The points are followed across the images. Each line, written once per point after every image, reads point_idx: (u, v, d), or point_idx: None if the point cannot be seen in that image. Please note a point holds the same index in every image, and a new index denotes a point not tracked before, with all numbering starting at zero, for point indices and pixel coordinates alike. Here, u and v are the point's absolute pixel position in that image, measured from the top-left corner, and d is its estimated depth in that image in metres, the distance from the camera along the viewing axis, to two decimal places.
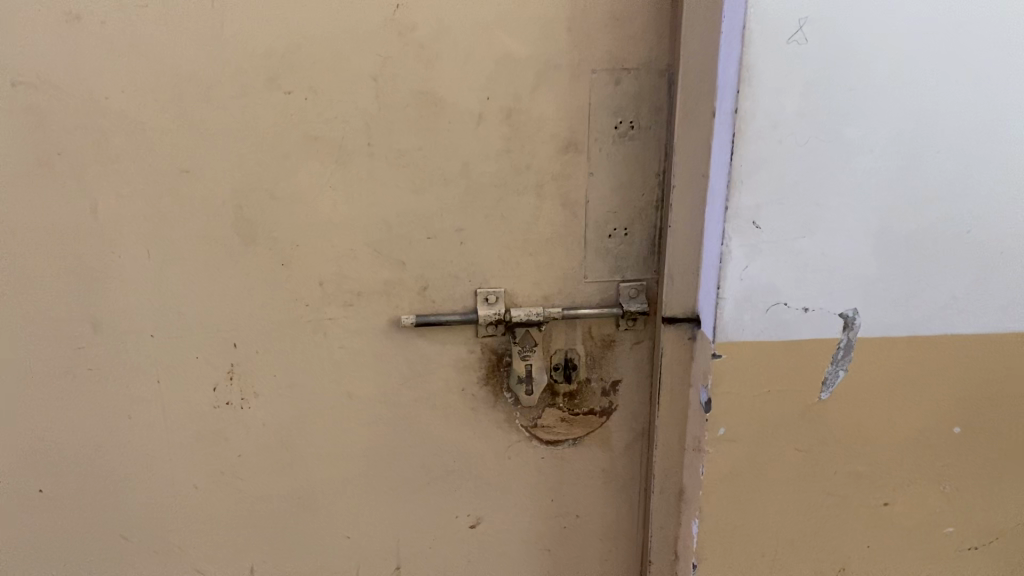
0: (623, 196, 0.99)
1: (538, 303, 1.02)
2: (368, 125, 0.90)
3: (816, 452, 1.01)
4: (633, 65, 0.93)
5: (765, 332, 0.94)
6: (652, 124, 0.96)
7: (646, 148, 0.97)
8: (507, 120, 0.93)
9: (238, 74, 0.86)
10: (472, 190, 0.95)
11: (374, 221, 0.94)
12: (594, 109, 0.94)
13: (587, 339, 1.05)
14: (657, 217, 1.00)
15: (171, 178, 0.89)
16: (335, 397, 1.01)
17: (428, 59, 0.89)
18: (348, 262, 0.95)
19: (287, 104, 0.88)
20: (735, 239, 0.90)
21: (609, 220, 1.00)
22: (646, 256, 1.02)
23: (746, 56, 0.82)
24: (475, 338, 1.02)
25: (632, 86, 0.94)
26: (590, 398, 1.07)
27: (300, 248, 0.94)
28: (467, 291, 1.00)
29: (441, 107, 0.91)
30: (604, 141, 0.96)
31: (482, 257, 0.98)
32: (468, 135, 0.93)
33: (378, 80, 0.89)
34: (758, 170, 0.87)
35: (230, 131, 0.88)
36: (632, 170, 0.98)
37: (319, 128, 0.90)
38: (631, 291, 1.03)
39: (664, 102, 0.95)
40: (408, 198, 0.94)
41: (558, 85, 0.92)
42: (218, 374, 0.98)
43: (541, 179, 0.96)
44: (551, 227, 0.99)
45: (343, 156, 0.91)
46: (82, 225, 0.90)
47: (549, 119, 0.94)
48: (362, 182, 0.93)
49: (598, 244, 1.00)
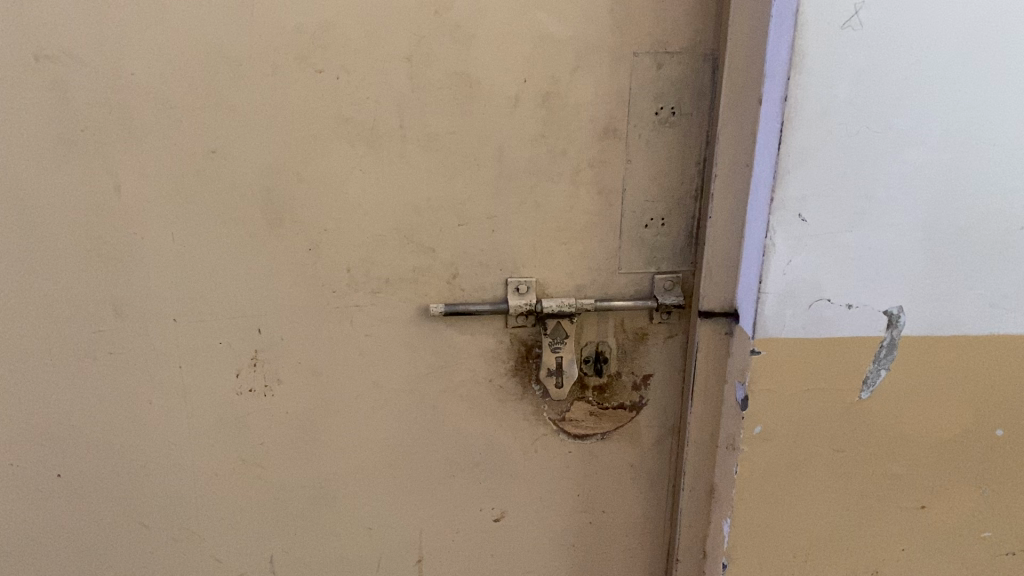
0: (661, 185, 0.95)
1: (570, 293, 0.99)
2: (401, 107, 0.88)
3: (853, 452, 0.98)
4: (677, 49, 0.90)
5: (806, 329, 0.91)
6: (694, 110, 0.93)
7: (687, 135, 0.93)
8: (544, 104, 0.90)
9: (268, 51, 0.83)
10: (506, 176, 0.92)
11: (405, 206, 0.91)
12: (635, 94, 0.91)
13: (619, 332, 1.01)
14: (696, 207, 0.97)
15: (197, 160, 0.87)
16: (359, 387, 0.98)
17: (465, 40, 0.86)
18: (377, 248, 0.93)
19: (318, 83, 0.85)
20: (779, 231, 0.87)
21: (646, 209, 0.96)
22: (682, 247, 0.99)
23: (798, 42, 0.79)
24: (504, 329, 0.99)
25: (675, 71, 0.91)
26: (620, 393, 1.04)
27: (328, 233, 0.91)
28: (498, 281, 0.97)
29: (476, 89, 0.88)
30: (643, 128, 0.93)
31: (514, 245, 0.96)
32: (504, 119, 0.90)
33: (412, 60, 0.86)
34: (805, 161, 0.84)
35: (258, 111, 0.85)
36: (672, 159, 0.94)
37: (350, 109, 0.87)
38: (666, 284, 0.99)
39: (707, 89, 0.92)
40: (439, 182, 0.91)
41: (598, 68, 0.89)
42: (241, 361, 0.95)
43: (577, 166, 0.93)
44: (586, 216, 0.96)
45: (375, 138, 0.88)
46: (105, 205, 0.87)
47: (587, 104, 0.91)
48: (394, 166, 0.90)
49: (633, 234, 0.97)
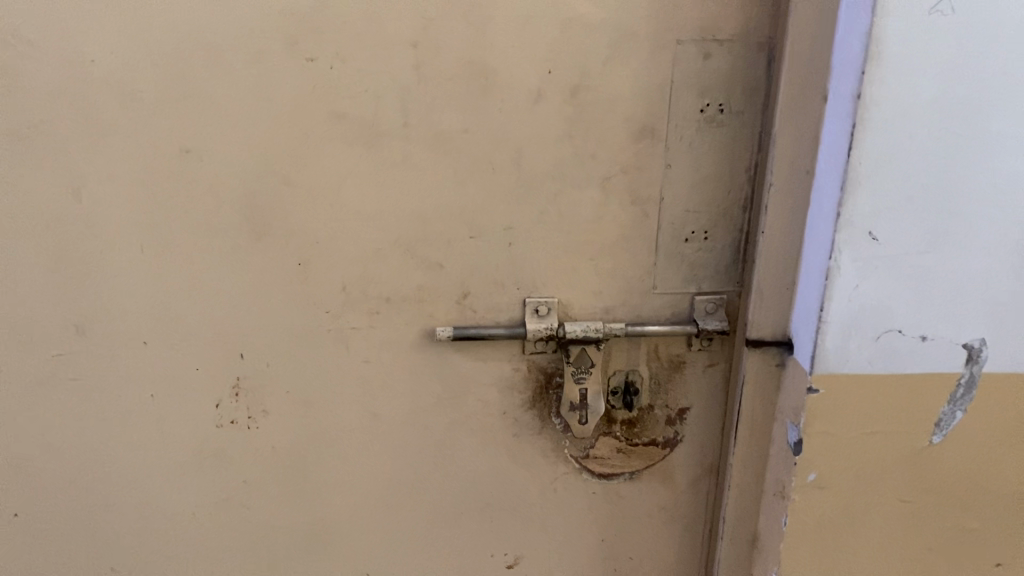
0: (704, 193, 0.83)
1: (597, 315, 0.86)
2: (406, 101, 0.75)
3: (920, 503, 0.85)
4: (727, 36, 0.77)
5: (872, 364, 0.79)
6: (746, 107, 0.80)
7: (736, 135, 0.81)
8: (571, 99, 0.77)
9: (251, 35, 0.71)
10: (525, 182, 0.80)
11: (409, 215, 0.79)
12: (678, 88, 0.78)
13: (653, 360, 0.89)
14: (744, 219, 0.84)
15: (170, 160, 0.75)
16: (356, 419, 0.86)
17: (481, 24, 0.74)
18: (376, 263, 0.81)
19: (309, 72, 0.73)
20: (845, 251, 0.74)
21: (687, 221, 0.84)
22: (728, 265, 0.86)
23: (876, 28, 0.66)
24: (522, 356, 0.86)
25: (725, 62, 0.78)
26: (653, 428, 0.92)
27: (321, 245, 0.79)
28: (515, 302, 0.85)
29: (494, 81, 0.76)
30: (686, 127, 0.80)
31: (533, 261, 0.83)
32: (524, 116, 0.77)
33: (419, 47, 0.74)
34: (879, 170, 0.71)
35: (239, 104, 0.73)
36: (718, 163, 0.82)
37: (347, 104, 0.75)
38: (708, 306, 0.87)
39: (762, 84, 0.79)
40: (449, 188, 0.79)
41: (635, 58, 0.77)
42: (222, 390, 0.83)
43: (608, 170, 0.81)
44: (617, 228, 0.83)
45: (375, 137, 0.76)
46: (64, 211, 0.76)
47: (622, 100, 0.78)
48: (397, 170, 0.78)
49: (671, 249, 0.85)
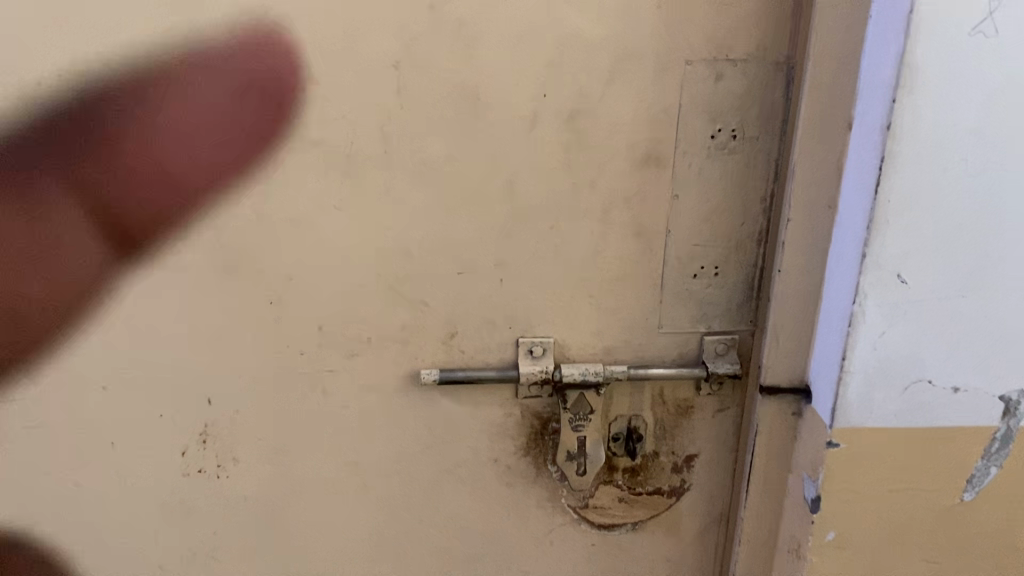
0: (715, 226, 0.76)
1: (596, 356, 0.79)
2: (386, 126, 0.69)
3: (948, 564, 0.78)
4: (742, 55, 0.70)
5: (898, 417, 0.71)
6: (762, 133, 0.73)
7: (751, 164, 0.73)
8: (569, 124, 0.70)
9: (214, 55, 0.65)
10: (518, 213, 0.73)
11: (390, 250, 0.73)
12: (686, 112, 0.71)
13: (657, 405, 0.82)
14: (759, 254, 0.77)
15: (126, 191, 0.68)
16: (334, 466, 0.80)
17: (469, 42, 0.67)
18: (355, 301, 0.74)
19: (278, 95, 0.66)
20: (870, 295, 0.67)
21: (696, 256, 0.77)
22: (740, 303, 0.79)
23: (908, 51, 0.59)
24: (514, 399, 0.80)
25: (738, 84, 0.71)
26: (657, 476, 0.85)
27: (295, 282, 0.72)
28: (507, 342, 0.78)
29: (483, 104, 0.69)
30: (695, 154, 0.73)
31: (527, 298, 0.76)
32: (517, 143, 0.71)
33: (400, 67, 0.67)
34: (909, 208, 0.64)
35: (203, 130, 0.67)
36: (731, 193, 0.75)
37: (321, 129, 0.68)
38: (719, 348, 0.80)
39: (779, 107, 0.72)
40: (434, 220, 0.72)
41: (639, 79, 0.69)
42: (188, 436, 0.77)
43: (609, 200, 0.74)
44: (619, 263, 0.76)
45: (352, 166, 0.69)
46: (9, 247, 0.68)
47: (625, 124, 0.71)
48: (377, 201, 0.71)
49: (678, 286, 0.78)
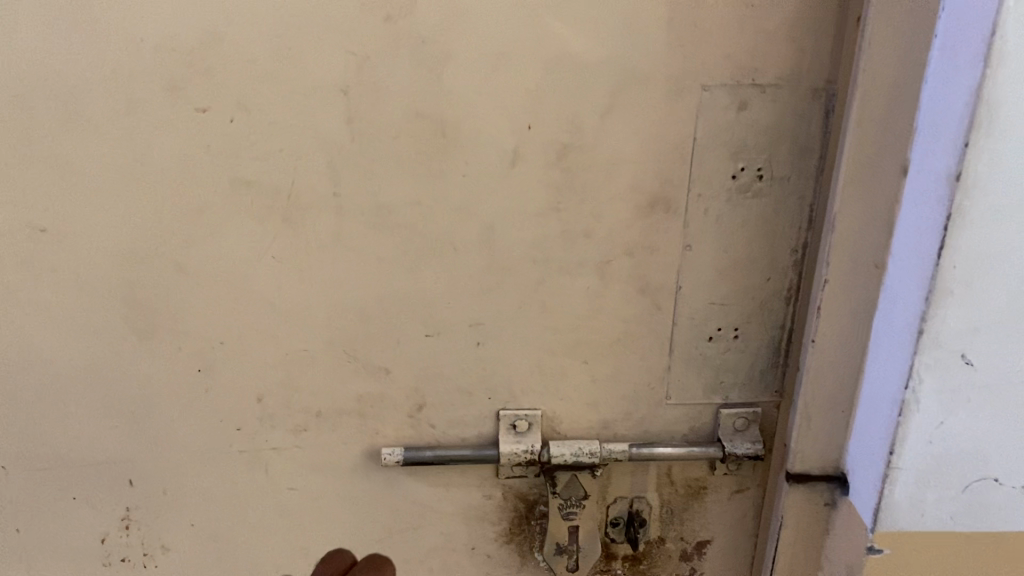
0: (736, 282, 0.63)
1: (592, 431, 0.67)
2: (334, 164, 0.56)
3: None
4: (771, 79, 0.57)
5: (956, 521, 0.58)
6: (794, 172, 0.60)
7: (780, 209, 0.61)
8: (558, 162, 0.58)
9: (118, 79, 0.53)
10: (497, 267, 0.61)
11: (344, 309, 0.61)
12: (702, 148, 0.59)
13: (664, 486, 0.70)
14: (788, 314, 0.64)
15: (20, 242, 0.56)
16: (283, 552, 0.68)
17: (434, 64, 0.54)
18: (302, 368, 0.62)
19: (201, 128, 0.54)
20: (927, 379, 0.54)
21: (712, 316, 0.64)
22: (763, 370, 0.66)
23: (986, 84, 0.45)
24: (495, 481, 0.68)
25: (766, 114, 0.58)
26: (663, 563, 0.73)
27: (228, 347, 0.61)
28: (484, 415, 0.66)
29: (453, 139, 0.57)
30: (713, 198, 0.60)
31: (509, 365, 0.64)
32: (495, 184, 0.58)
33: (350, 94, 0.55)
34: (979, 275, 0.51)
35: (108, 170, 0.55)
36: (755, 244, 0.62)
37: (254, 169, 0.56)
38: (737, 422, 0.67)
39: (815, 142, 0.59)
40: (395, 276, 0.60)
41: (644, 109, 0.57)
42: (109, 521, 0.66)
43: (608, 252, 0.61)
44: (619, 325, 0.64)
45: (293, 212, 0.57)
46: None
47: (626, 162, 0.58)
48: (325, 254, 0.59)
49: (690, 351, 0.65)
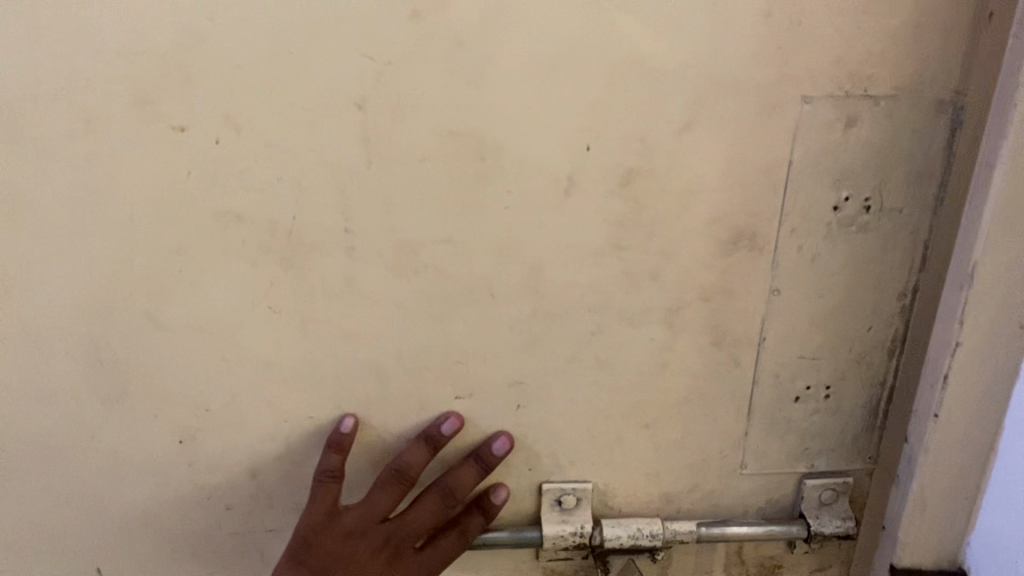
0: (832, 332, 0.52)
1: (651, 506, 0.56)
2: (346, 194, 0.45)
3: None
4: (889, 90, 0.46)
5: None
6: (908, 202, 0.49)
7: (888, 246, 0.50)
8: (622, 190, 0.47)
9: (70, 91, 0.41)
10: (544, 316, 0.50)
11: (355, 367, 0.50)
12: (799, 173, 0.48)
13: (733, 566, 0.59)
14: (889, 368, 0.54)
15: None
16: None
17: (471, 71, 0.43)
18: (304, 438, 0.51)
19: (178, 151, 0.43)
20: None
21: (800, 373, 0.53)
22: (857, 434, 0.56)
23: None
24: (536, 564, 0.57)
25: (880, 132, 0.47)
26: None
27: (214, 414, 0.50)
28: (525, 488, 0.55)
29: (494, 163, 0.45)
30: (809, 234, 0.49)
31: (554, 432, 0.53)
32: (545, 217, 0.47)
33: (367, 107, 0.43)
34: None
35: (62, 202, 0.44)
36: (856, 287, 0.51)
37: (246, 200, 0.45)
38: (824, 494, 0.56)
39: (936, 166, 0.48)
40: (418, 328, 0.49)
41: (731, 125, 0.46)
42: None
43: (679, 298, 0.50)
44: (688, 383, 0.53)
45: (295, 252, 0.46)
46: None
47: (706, 190, 0.47)
48: (334, 302, 0.48)
49: (772, 413, 0.54)
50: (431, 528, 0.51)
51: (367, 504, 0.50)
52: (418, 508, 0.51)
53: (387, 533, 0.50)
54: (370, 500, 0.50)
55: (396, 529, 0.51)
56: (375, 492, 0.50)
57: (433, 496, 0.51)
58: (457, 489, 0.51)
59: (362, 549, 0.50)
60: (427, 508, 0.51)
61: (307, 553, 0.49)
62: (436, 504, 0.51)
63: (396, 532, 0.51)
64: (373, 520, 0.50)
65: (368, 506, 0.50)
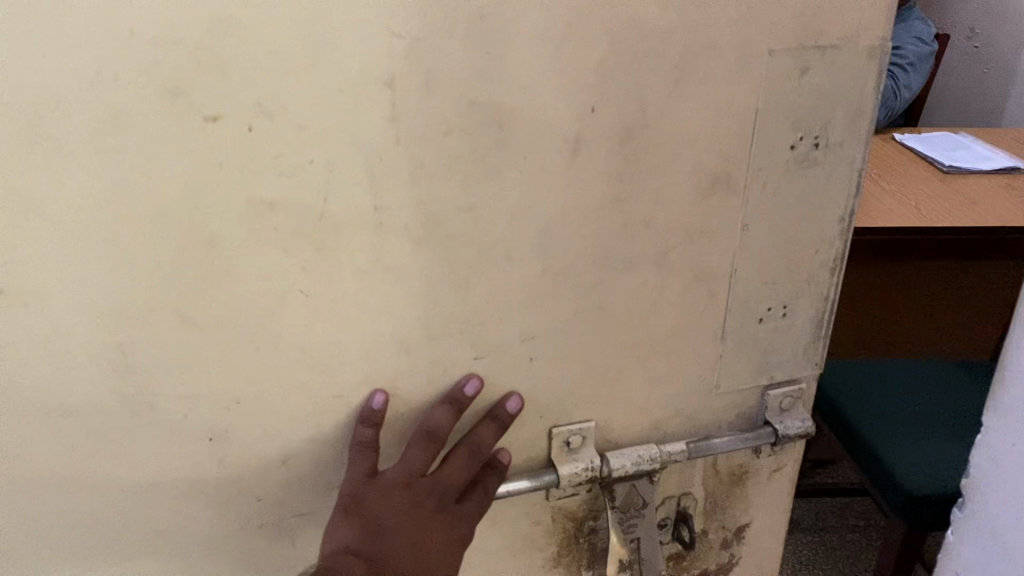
0: (789, 257, 0.59)
1: (643, 435, 0.62)
2: (375, 172, 0.46)
3: None
4: (835, 40, 0.53)
5: None
6: (847, 136, 0.57)
7: (832, 177, 0.58)
8: (621, 147, 0.51)
9: (99, 85, 0.40)
10: (555, 271, 0.53)
11: (383, 340, 0.51)
12: (765, 118, 0.54)
13: (710, 478, 0.66)
14: (832, 283, 0.62)
15: None
16: None
17: (491, 42, 0.45)
18: (334, 416, 0.52)
19: (210, 140, 0.43)
20: None
21: (765, 297, 0.60)
22: (807, 344, 0.64)
23: None
24: (546, 505, 0.61)
25: (827, 77, 0.54)
26: (704, 555, 0.70)
27: (245, 406, 0.49)
28: (535, 436, 0.59)
29: (511, 131, 0.48)
30: (772, 172, 0.56)
31: (564, 379, 0.57)
32: (556, 178, 0.50)
33: (395, 84, 0.45)
34: None
35: (92, 205, 0.42)
36: (808, 215, 0.58)
37: (279, 186, 0.45)
38: (783, 402, 0.65)
39: (868, 104, 0.56)
40: (441, 295, 0.51)
41: (711, 81, 0.51)
42: None
43: (667, 242, 0.55)
44: (675, 317, 0.58)
45: (325, 235, 0.47)
46: None
47: (691, 140, 0.53)
48: (364, 280, 0.49)
49: (742, 336, 0.61)
50: (464, 479, 0.55)
51: (407, 462, 0.53)
52: (451, 462, 0.54)
53: (429, 487, 0.53)
54: (408, 459, 0.53)
55: (435, 483, 0.54)
56: (410, 452, 0.53)
57: (462, 453, 0.54)
58: (482, 446, 0.55)
59: (411, 502, 0.53)
60: (458, 464, 0.54)
61: (360, 505, 0.52)
62: (467, 456, 0.55)
63: (432, 489, 0.54)
64: (416, 476, 0.53)
65: (405, 465, 0.53)
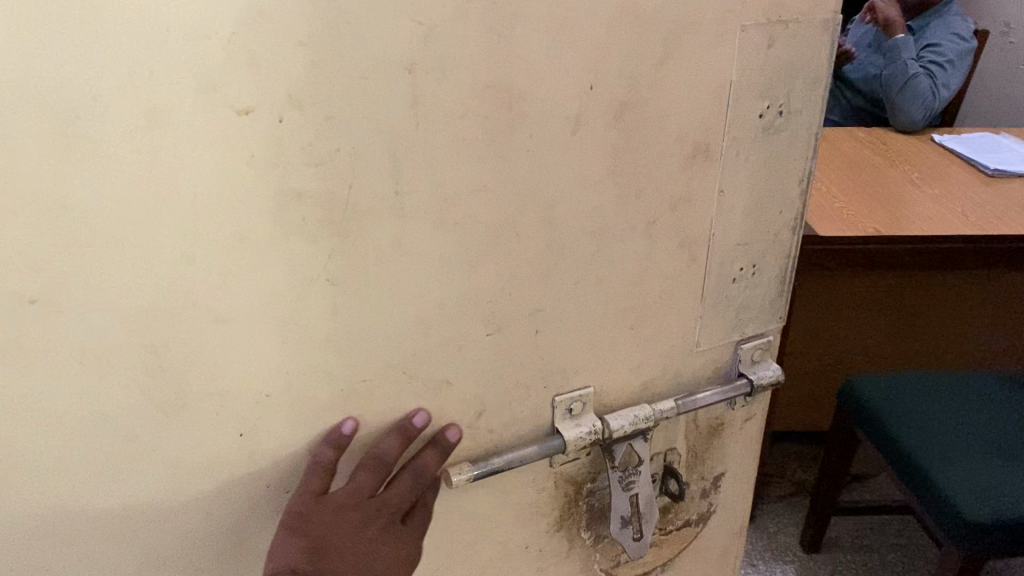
0: (758, 219, 0.64)
1: (636, 396, 0.65)
2: (400, 159, 0.47)
3: None
4: (796, 14, 0.57)
5: None
6: (805, 103, 0.61)
7: (794, 142, 0.62)
8: (616, 123, 0.54)
9: (132, 84, 0.39)
10: (559, 246, 0.55)
11: (404, 323, 0.52)
12: (737, 90, 0.58)
13: (692, 432, 0.70)
14: (793, 240, 0.67)
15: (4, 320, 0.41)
16: None
17: (503, 25, 0.47)
18: (357, 400, 0.53)
19: (241, 135, 0.43)
20: None
21: (738, 257, 0.64)
22: (773, 299, 0.69)
23: None
24: (551, 471, 0.64)
25: (788, 49, 0.58)
26: (687, 506, 0.74)
27: (273, 397, 0.50)
28: (539, 405, 0.61)
29: (521, 111, 0.50)
30: (744, 141, 0.60)
31: (566, 348, 0.60)
32: (560, 155, 0.53)
33: (416, 70, 0.45)
34: None
35: (125, 206, 0.41)
36: (773, 178, 0.63)
37: (308, 177, 0.45)
38: (753, 354, 0.70)
39: (823, 72, 0.61)
40: (459, 276, 0.53)
41: (693, 56, 0.54)
42: None
43: (656, 211, 0.59)
44: (663, 282, 0.62)
45: (350, 223, 0.47)
46: None
47: (675, 113, 0.56)
48: (387, 264, 0.50)
49: (719, 295, 0.65)
50: (408, 502, 0.55)
51: (355, 485, 0.53)
52: (397, 485, 0.55)
53: (375, 507, 0.54)
54: (355, 483, 0.53)
55: (381, 507, 0.54)
56: (358, 476, 0.53)
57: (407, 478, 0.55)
58: (427, 471, 0.55)
59: (356, 525, 0.53)
60: (403, 489, 0.55)
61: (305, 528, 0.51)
62: (411, 481, 0.55)
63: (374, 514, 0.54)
64: (361, 496, 0.53)
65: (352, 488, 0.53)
